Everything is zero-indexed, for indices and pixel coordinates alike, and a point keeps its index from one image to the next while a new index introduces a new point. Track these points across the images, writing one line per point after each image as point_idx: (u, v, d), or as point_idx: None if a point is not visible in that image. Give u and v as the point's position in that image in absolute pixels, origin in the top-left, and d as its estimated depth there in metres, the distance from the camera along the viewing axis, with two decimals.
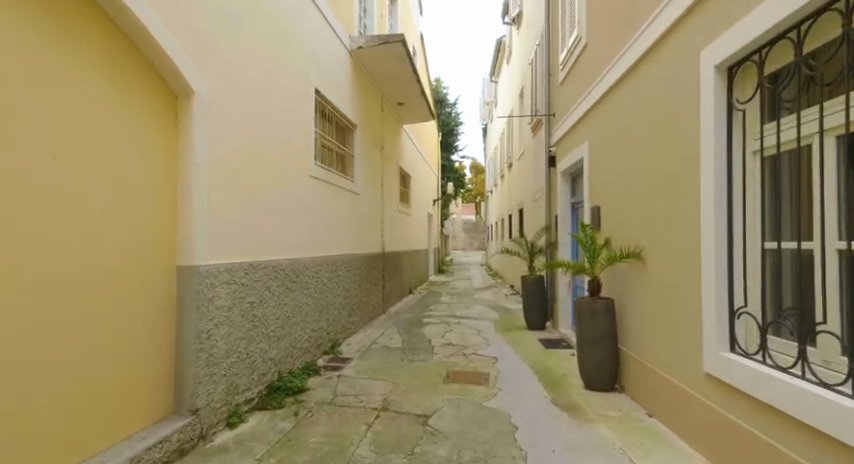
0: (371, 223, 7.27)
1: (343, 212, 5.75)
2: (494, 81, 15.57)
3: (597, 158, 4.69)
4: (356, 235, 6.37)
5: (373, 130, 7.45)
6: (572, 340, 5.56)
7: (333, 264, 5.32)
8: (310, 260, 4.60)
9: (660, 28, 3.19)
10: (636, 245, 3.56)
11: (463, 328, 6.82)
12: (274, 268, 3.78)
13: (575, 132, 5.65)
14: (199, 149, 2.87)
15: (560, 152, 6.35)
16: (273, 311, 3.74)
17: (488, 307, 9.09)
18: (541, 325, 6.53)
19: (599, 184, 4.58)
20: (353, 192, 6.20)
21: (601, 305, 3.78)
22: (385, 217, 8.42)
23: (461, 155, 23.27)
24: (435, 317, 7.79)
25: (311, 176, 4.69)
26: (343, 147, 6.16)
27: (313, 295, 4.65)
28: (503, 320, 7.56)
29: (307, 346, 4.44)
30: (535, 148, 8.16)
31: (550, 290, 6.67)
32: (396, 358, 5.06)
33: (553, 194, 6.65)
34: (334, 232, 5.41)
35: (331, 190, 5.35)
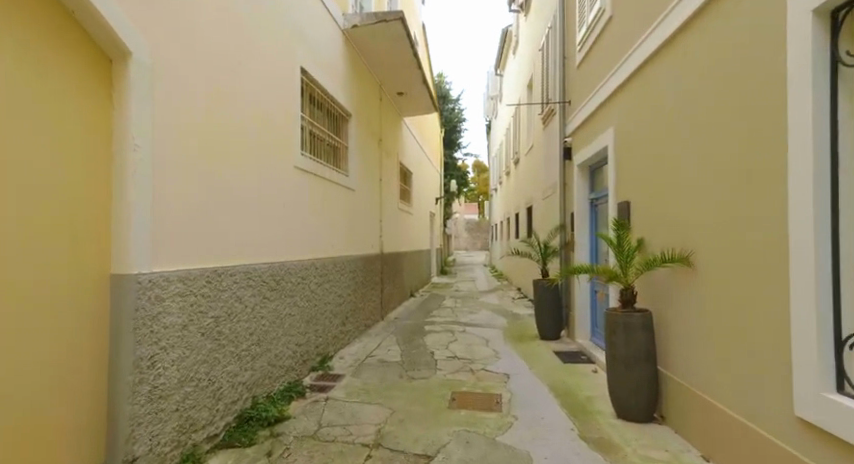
0: (368, 222, 6.67)
1: (335, 210, 5.17)
2: (499, 74, 14.97)
3: (626, 148, 4.07)
4: (351, 235, 5.79)
5: (370, 121, 6.87)
6: (592, 353, 4.95)
7: (323, 268, 4.73)
8: (295, 265, 4.00)
9: (669, 30, 3.19)
10: (684, 247, 2.95)
11: (468, 337, 6.22)
12: (247, 274, 3.17)
13: (596, 119, 5.03)
14: (142, 129, 2.23)
15: (577, 143, 5.74)
16: (246, 326, 3.15)
17: (495, 312, 8.49)
18: (555, 334, 5.93)
19: (630, 177, 3.96)
20: (346, 186, 5.60)
21: (638, 320, 3.18)
22: (384, 215, 7.81)
23: (464, 152, 22.70)
24: (438, 323, 7.19)
25: (296, 167, 4.11)
26: (335, 137, 5.57)
27: (298, 304, 4.06)
28: (512, 327, 6.95)
29: (289, 364, 3.85)
30: (546, 141, 7.56)
31: (564, 297, 6.05)
32: (394, 375, 4.45)
33: (569, 190, 6.05)
34: (325, 232, 4.82)
35: (321, 185, 4.76)
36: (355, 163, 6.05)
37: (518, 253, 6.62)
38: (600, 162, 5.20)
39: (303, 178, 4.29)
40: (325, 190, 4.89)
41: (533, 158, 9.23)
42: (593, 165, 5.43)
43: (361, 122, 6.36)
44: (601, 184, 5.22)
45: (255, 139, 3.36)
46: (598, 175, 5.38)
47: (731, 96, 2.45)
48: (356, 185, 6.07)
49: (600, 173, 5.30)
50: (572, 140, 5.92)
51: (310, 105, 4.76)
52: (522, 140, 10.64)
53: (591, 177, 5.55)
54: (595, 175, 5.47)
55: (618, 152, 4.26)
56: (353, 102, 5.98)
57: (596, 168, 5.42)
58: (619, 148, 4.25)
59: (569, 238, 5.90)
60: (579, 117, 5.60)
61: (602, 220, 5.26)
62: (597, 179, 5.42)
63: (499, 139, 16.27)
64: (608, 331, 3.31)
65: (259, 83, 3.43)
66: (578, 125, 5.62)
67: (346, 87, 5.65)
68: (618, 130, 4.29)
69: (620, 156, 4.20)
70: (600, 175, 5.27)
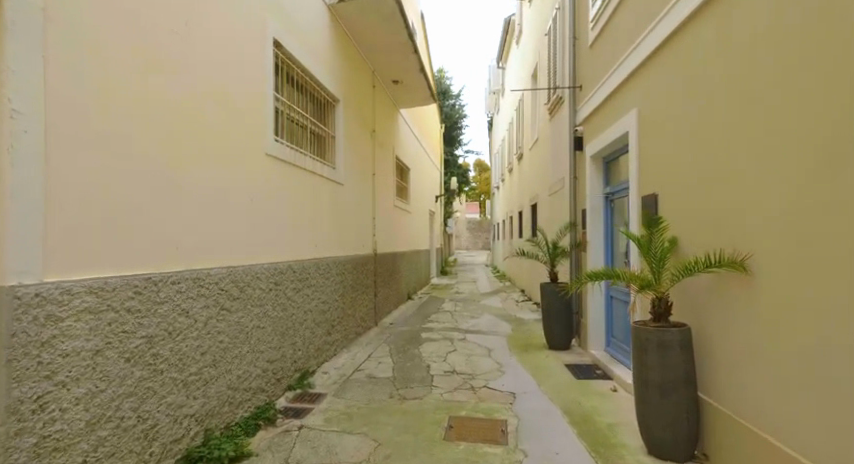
0: (359, 221, 6.11)
1: (317, 205, 4.60)
2: (502, 68, 14.43)
3: (652, 131, 3.48)
4: (338, 233, 5.22)
5: (362, 110, 6.31)
6: (609, 368, 4.37)
7: (304, 272, 4.16)
8: (265, 269, 3.43)
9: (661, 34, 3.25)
10: (736, 248, 2.37)
11: (468, 347, 5.63)
12: (196, 282, 2.59)
13: (613, 102, 4.45)
14: (25, 92, 1.62)
15: (589, 131, 5.16)
16: (196, 345, 2.58)
17: (498, 317, 7.93)
18: (565, 344, 5.35)
19: (658, 164, 3.37)
20: (331, 180, 5.03)
21: (674, 336, 2.59)
22: (378, 212, 7.24)
23: (465, 149, 22.14)
24: (436, 330, 6.61)
25: (266, 154, 3.54)
26: (320, 124, 5.00)
27: (270, 314, 3.49)
28: (517, 335, 6.38)
29: (257, 386, 3.28)
30: (554, 133, 6.98)
31: (577, 303, 5.50)
32: (383, 395, 3.87)
33: (580, 185, 5.47)
34: (304, 230, 4.24)
35: (300, 177, 4.19)
36: (343, 155, 5.49)
37: (524, 254, 6.04)
38: (618, 153, 4.62)
39: (277, 167, 3.72)
40: (306, 182, 4.32)
41: (538, 153, 8.66)
42: (610, 155, 4.85)
43: (351, 111, 5.81)
44: (620, 176, 4.63)
45: (209, 117, 2.79)
46: (615, 166, 4.80)
47: (808, 48, 1.86)
48: (344, 178, 5.50)
49: (617, 163, 4.72)
50: (583, 128, 5.34)
51: (288, 87, 4.20)
52: (527, 135, 10.08)
53: (608, 169, 4.97)
54: (612, 166, 4.89)
55: (642, 137, 3.67)
56: (341, 88, 5.43)
57: (614, 159, 4.84)
58: (643, 132, 3.66)
59: (582, 237, 5.30)
60: (592, 101, 5.01)
61: (621, 217, 4.68)
62: (614, 170, 4.84)
63: (502, 135, 15.75)
64: (636, 348, 2.73)
65: (216, 51, 2.87)
66: (591, 111, 5.04)
67: (333, 70, 5.10)
68: (641, 112, 3.71)
69: (645, 141, 3.62)
70: (618, 166, 4.68)
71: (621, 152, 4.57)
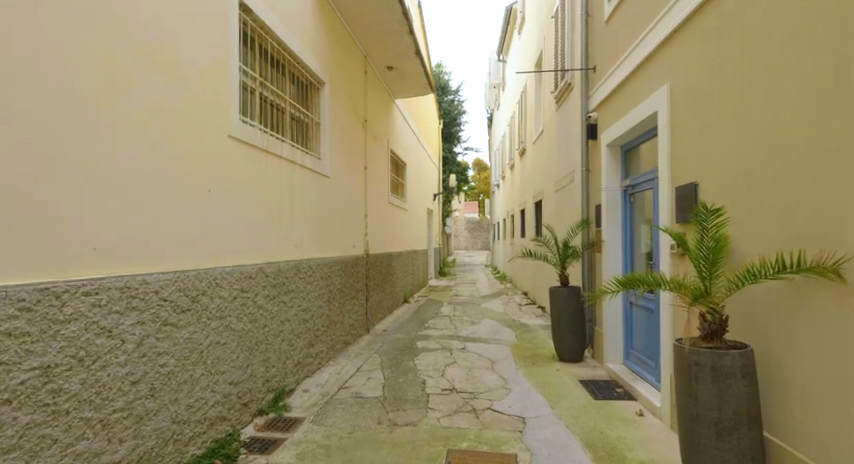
0: (348, 218, 5.55)
1: (297, 199, 4.04)
2: (503, 60, 13.89)
3: (689, 108, 2.92)
4: (323, 231, 4.66)
5: (353, 97, 5.77)
6: (630, 386, 3.82)
7: (280, 276, 3.60)
8: (227, 274, 2.86)
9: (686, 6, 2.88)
10: (823, 252, 1.79)
11: (469, 358, 5.07)
12: (126, 291, 2.03)
13: (634, 82, 3.88)
14: None
15: (606, 118, 4.60)
16: (123, 372, 2.01)
17: (500, 322, 7.38)
18: (576, 356, 4.81)
19: (698, 147, 2.79)
20: (315, 171, 4.46)
21: (735, 362, 2.03)
22: (370, 209, 6.68)
23: (465, 146, 21.59)
24: (433, 338, 6.05)
25: (231, 135, 2.97)
26: (302, 109, 4.44)
27: (234, 327, 2.93)
28: (522, 343, 5.82)
29: (215, 415, 2.72)
30: (562, 123, 6.44)
31: (588, 311, 5.03)
32: (370, 420, 3.31)
33: (594, 177, 4.91)
34: (280, 227, 3.68)
35: (276, 166, 3.64)
36: (330, 144, 4.94)
37: (531, 254, 5.48)
38: (642, 139, 4.07)
39: (244, 152, 3.16)
40: (283, 172, 3.76)
41: (543, 146, 8.12)
42: (630, 142, 4.29)
43: (339, 96, 5.24)
44: (645, 167, 4.08)
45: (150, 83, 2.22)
46: (638, 155, 4.24)
47: None
48: (331, 170, 4.94)
49: (641, 152, 4.16)
50: (598, 115, 4.78)
51: (262, 62, 3.65)
52: (530, 128, 9.53)
53: (629, 159, 4.42)
54: (633, 155, 4.33)
55: (675, 117, 3.11)
56: (327, 69, 4.88)
57: (635, 147, 4.28)
58: (676, 111, 3.09)
59: (598, 237, 4.75)
60: (610, 83, 4.45)
61: (643, 213, 4.13)
62: (636, 160, 4.28)
63: (503, 130, 15.24)
64: (686, 377, 2.18)
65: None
66: (608, 94, 4.48)
67: (317, 47, 4.55)
68: (672, 87, 3.14)
69: (679, 121, 3.05)
70: (643, 155, 4.12)
71: (646, 139, 4.01)
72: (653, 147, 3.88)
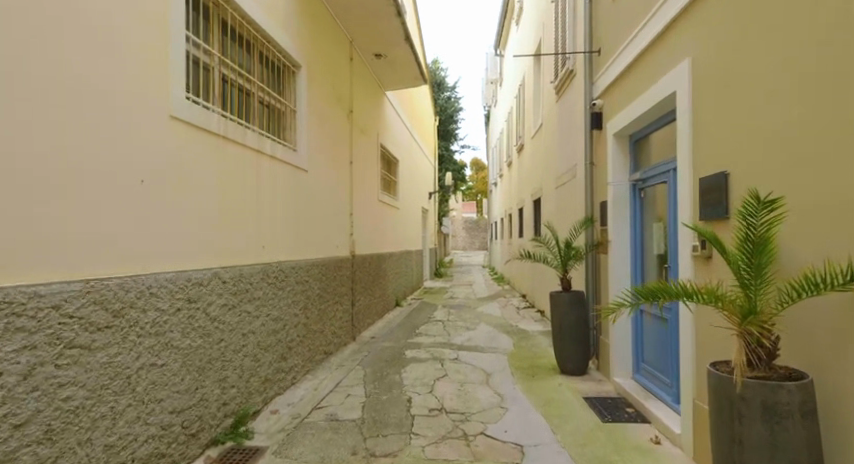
0: (330, 216, 5.09)
1: (267, 194, 3.57)
2: (500, 54, 13.47)
3: (716, 84, 2.46)
4: (299, 231, 4.19)
5: (336, 84, 5.29)
6: (642, 405, 3.37)
7: (242, 282, 3.15)
8: (168, 281, 2.40)
9: None
10: None
11: (462, 370, 4.62)
12: (3, 307, 1.53)
13: (646, 60, 3.42)
14: None
15: (614, 104, 4.15)
16: (1, 414, 1.52)
17: (498, 327, 6.94)
18: (580, 368, 4.37)
19: (728, 129, 2.34)
20: (289, 163, 3.99)
21: (793, 398, 1.57)
22: (357, 207, 6.23)
23: (462, 144, 21.15)
24: (424, 346, 5.59)
25: (173, 116, 2.49)
26: (274, 93, 3.97)
27: (176, 345, 2.47)
28: (521, 352, 5.37)
29: (149, 453, 2.24)
30: (564, 114, 5.98)
31: (592, 318, 4.60)
32: (343, 450, 2.83)
33: (600, 171, 4.46)
34: (243, 225, 3.21)
35: (238, 155, 3.18)
36: (308, 134, 4.47)
37: (530, 256, 5.01)
38: (655, 127, 3.62)
39: (195, 138, 2.69)
40: (247, 163, 3.29)
41: (543, 140, 7.65)
42: (641, 131, 3.84)
43: (320, 82, 4.78)
44: (660, 157, 3.62)
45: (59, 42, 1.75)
46: (650, 145, 3.79)
47: None
48: (309, 163, 4.47)
49: (654, 142, 3.71)
50: (604, 101, 4.32)
51: (222, 36, 3.18)
52: (528, 122, 9.06)
53: (639, 150, 3.97)
54: (644, 146, 3.89)
55: (698, 95, 2.65)
56: (304, 51, 4.41)
57: (647, 136, 3.83)
58: (699, 90, 2.64)
59: (604, 237, 4.31)
60: (618, 65, 3.99)
61: (656, 210, 3.68)
62: (647, 151, 3.83)
63: (501, 126, 14.74)
64: (730, 414, 1.73)
65: None
66: (616, 77, 4.02)
67: (291, 25, 4.08)
68: (694, 61, 2.68)
69: (702, 100, 2.60)
70: (657, 144, 3.67)
71: (660, 127, 3.55)
72: (670, 135, 3.42)
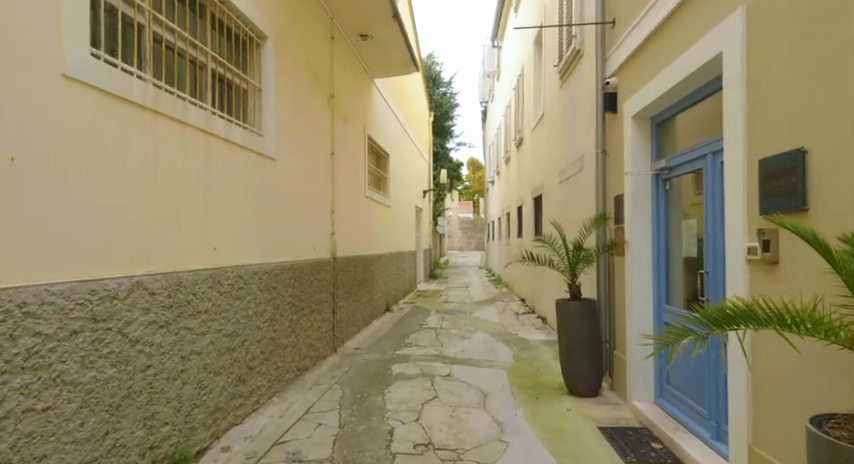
0: (306, 213, 4.48)
1: (220, 186, 2.96)
2: (498, 46, 12.92)
3: (783, 34, 1.87)
4: (265, 229, 3.59)
5: (313, 65, 4.69)
6: (669, 444, 2.81)
7: (180, 293, 2.52)
8: (55, 296, 1.75)
9: None
10: None
11: (455, 390, 4.04)
12: None
13: (676, 23, 2.84)
14: None
15: (634, 83, 3.59)
16: None
17: (496, 335, 6.36)
18: (593, 387, 3.87)
19: (803, 91, 1.75)
20: (250, 151, 3.38)
21: None
22: (341, 204, 5.63)
23: (458, 141, 20.60)
24: (414, 360, 5.01)
25: (69, 76, 1.85)
26: (234, 68, 3.36)
27: (72, 381, 1.83)
28: (522, 367, 4.80)
29: None
30: (570, 101, 5.41)
31: (606, 329, 4.13)
32: None
33: (616, 160, 3.90)
34: (185, 222, 2.60)
35: (177, 136, 2.57)
36: (277, 118, 3.86)
37: (534, 257, 4.40)
38: (689, 103, 3.05)
39: (107, 108, 2.07)
40: (191, 147, 2.69)
41: (545, 132, 7.07)
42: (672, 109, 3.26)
43: (293, 60, 4.19)
44: (694, 139, 3.06)
45: None
46: (684, 125, 3.22)
47: None
48: (278, 151, 3.86)
49: (690, 120, 3.13)
50: (623, 81, 3.76)
51: None
52: (529, 114, 8.48)
53: (671, 131, 3.40)
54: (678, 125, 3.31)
55: (755, 55, 2.07)
56: (273, 22, 3.80)
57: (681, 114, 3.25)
58: (756, 47, 2.06)
59: (619, 237, 3.81)
60: (637, 36, 3.42)
61: (687, 203, 3.15)
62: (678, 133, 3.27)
63: (498, 122, 14.11)
64: None
65: None
66: (637, 50, 3.45)
67: None
68: (749, 12, 2.10)
69: (763, 60, 2.01)
70: (691, 125, 3.09)
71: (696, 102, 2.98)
72: (708, 115, 2.86)
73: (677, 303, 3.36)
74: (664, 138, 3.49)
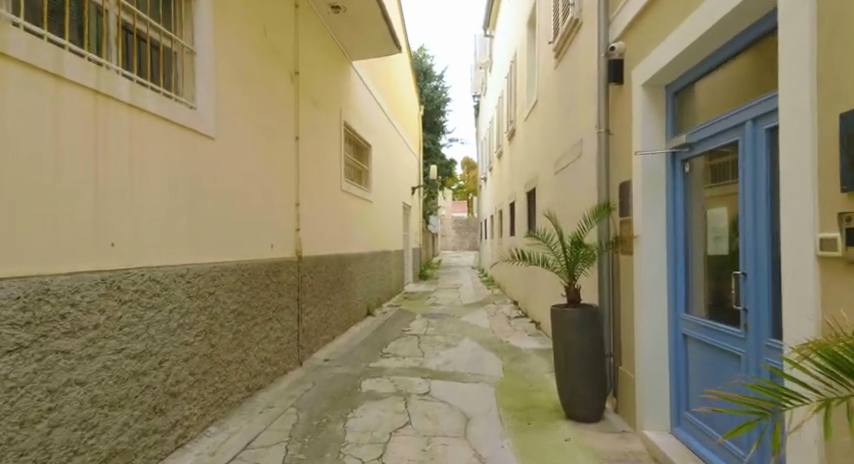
0: (259, 205, 3.83)
1: (124, 166, 2.31)
2: (490, 36, 12.41)
3: None
4: (198, 223, 2.93)
5: (271, 33, 4.05)
6: None
7: (46, 304, 1.80)
8: None
9: None
10: None
11: (432, 413, 3.42)
12: None
13: None
14: None
15: (645, 46, 3.00)
16: None
17: (485, 342, 5.77)
18: (596, 410, 3.27)
19: None
20: (178, 127, 2.74)
21: None
22: (310, 197, 5.01)
23: (450, 138, 19.99)
24: (390, 373, 4.40)
25: None
26: (156, 26, 2.65)
27: None
28: (514, 382, 4.20)
29: None
30: (567, 80, 4.80)
31: (607, 341, 3.56)
32: None
33: (624, 141, 3.30)
34: (67, 213, 1.94)
35: (50, 96, 1.88)
36: (219, 89, 3.22)
37: (527, 255, 3.77)
38: (723, 59, 2.46)
39: None
40: (76, 113, 2.03)
41: (539, 120, 6.45)
42: (700, 69, 2.67)
43: (243, 23, 3.56)
44: (727, 108, 2.46)
45: None
46: (712, 91, 2.62)
47: None
48: (219, 129, 3.22)
49: (722, 84, 2.53)
50: (633, 46, 3.18)
51: None
52: (522, 102, 7.88)
53: (694, 102, 2.80)
54: (704, 93, 2.71)
55: None
56: None
57: (709, 76, 2.65)
58: None
59: (627, 231, 3.22)
60: None
61: (714, 190, 2.58)
62: (707, 100, 2.67)
63: (490, 115, 13.56)
64: None
65: None
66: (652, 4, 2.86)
67: None
68: None
69: None
70: (725, 88, 2.49)
71: (734, 57, 2.39)
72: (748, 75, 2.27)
73: (697, 310, 2.78)
74: (687, 109, 2.88)
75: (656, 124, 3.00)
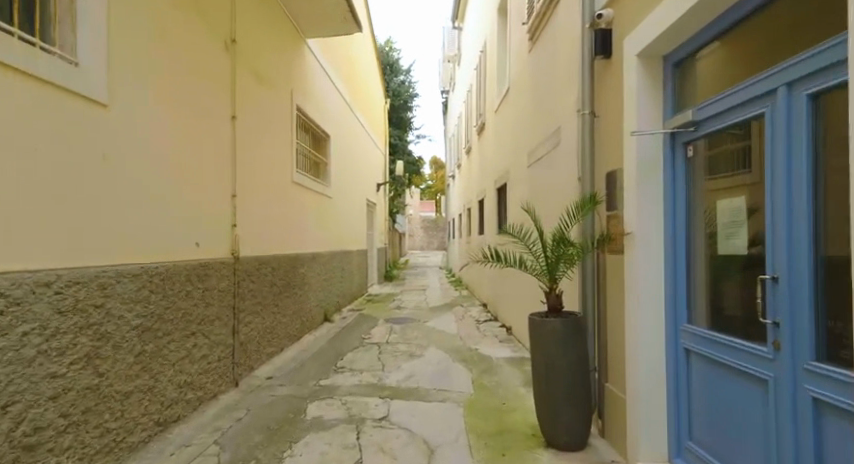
0: (175, 195, 3.13)
1: None
2: (458, 28, 12.02)
3: None
4: (77, 214, 2.22)
5: None
6: None
7: None
8: None
9: None
10: None
11: (389, 445, 2.84)
12: None
13: None
14: None
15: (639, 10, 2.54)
16: None
17: (452, 351, 5.25)
18: (582, 436, 2.79)
19: None
20: (48, 85, 2.02)
21: None
22: (250, 189, 4.32)
23: (418, 134, 19.45)
24: (343, 392, 3.79)
25: None
26: None
27: None
28: (485, 400, 3.68)
29: None
30: (543, 62, 4.33)
31: (592, 354, 3.12)
32: None
33: (613, 124, 2.84)
34: None
35: None
36: (111, 44, 2.49)
37: (501, 256, 3.23)
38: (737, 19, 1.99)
39: None
40: None
41: (510, 110, 6.00)
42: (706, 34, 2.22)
43: None
44: (744, 78, 1.99)
45: None
46: (721, 58, 2.16)
47: None
48: (113, 96, 2.50)
49: (735, 48, 2.07)
50: (624, 13, 2.71)
51: None
52: (492, 94, 7.45)
53: (697, 75, 2.34)
54: (710, 62, 2.25)
55: None
56: None
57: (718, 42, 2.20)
58: None
59: (616, 228, 2.77)
60: None
61: (724, 177, 2.14)
62: (715, 69, 2.20)
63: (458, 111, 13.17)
64: None
65: None
66: None
67: None
68: None
69: None
70: (739, 54, 2.03)
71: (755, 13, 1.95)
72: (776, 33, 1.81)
73: (701, 322, 2.33)
74: (688, 84, 2.43)
75: (652, 103, 2.54)
